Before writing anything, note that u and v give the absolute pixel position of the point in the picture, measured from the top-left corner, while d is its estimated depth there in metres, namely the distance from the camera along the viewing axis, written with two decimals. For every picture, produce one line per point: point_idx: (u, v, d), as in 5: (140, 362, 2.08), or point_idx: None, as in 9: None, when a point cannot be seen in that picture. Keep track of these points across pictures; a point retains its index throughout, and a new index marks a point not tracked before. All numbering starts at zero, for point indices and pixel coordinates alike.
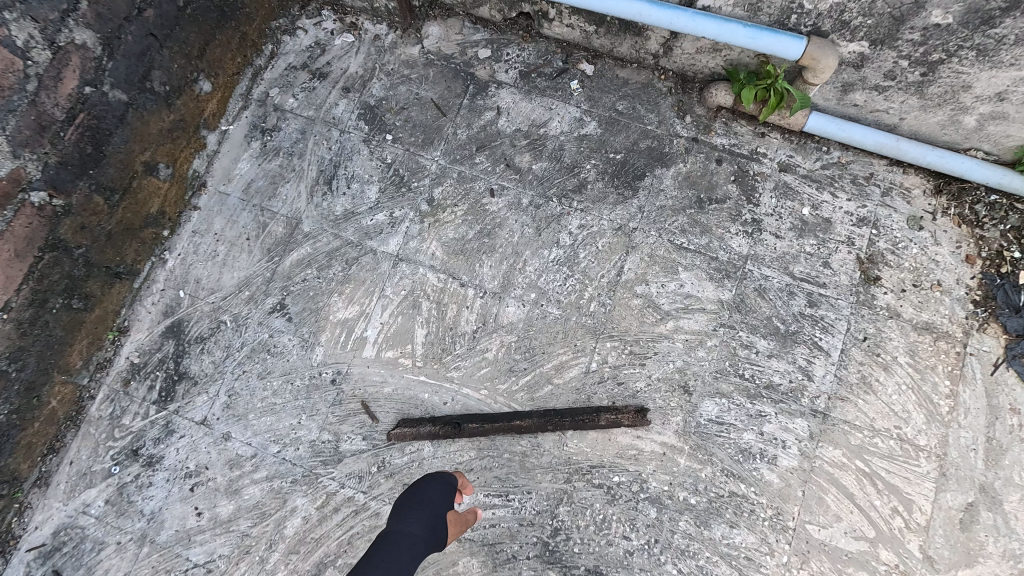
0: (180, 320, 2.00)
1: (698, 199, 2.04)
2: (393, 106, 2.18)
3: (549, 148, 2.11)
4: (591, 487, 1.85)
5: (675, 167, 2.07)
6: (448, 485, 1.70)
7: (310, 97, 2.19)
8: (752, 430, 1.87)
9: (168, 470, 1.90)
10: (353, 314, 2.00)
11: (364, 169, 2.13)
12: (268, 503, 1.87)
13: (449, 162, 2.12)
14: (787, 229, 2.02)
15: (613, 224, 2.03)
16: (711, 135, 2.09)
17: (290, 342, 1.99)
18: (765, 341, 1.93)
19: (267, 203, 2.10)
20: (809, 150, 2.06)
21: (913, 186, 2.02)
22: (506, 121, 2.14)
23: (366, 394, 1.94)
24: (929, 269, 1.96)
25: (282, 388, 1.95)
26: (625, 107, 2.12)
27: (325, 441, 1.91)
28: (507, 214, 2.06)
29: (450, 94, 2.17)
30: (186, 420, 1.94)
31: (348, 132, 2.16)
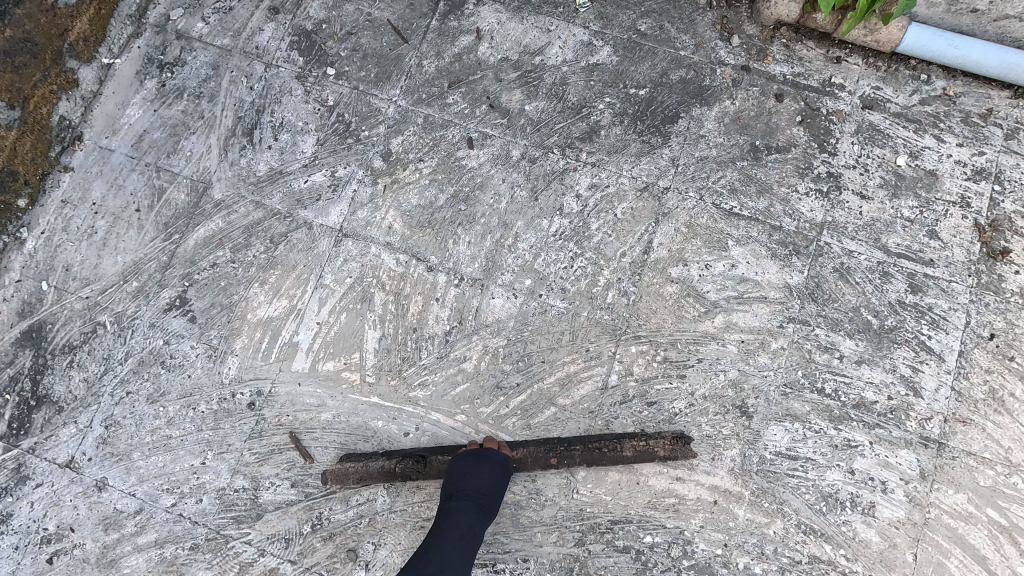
0: (40, 323, 1.45)
1: (752, 148, 1.49)
2: (336, 31, 1.60)
3: (548, 83, 1.55)
4: (612, 550, 1.33)
5: (721, 105, 1.51)
6: (506, 468, 1.29)
7: (223, 19, 1.61)
8: (838, 467, 1.33)
9: (20, 533, 1.36)
10: (279, 313, 1.45)
11: (297, 116, 1.56)
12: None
13: (412, 104, 1.56)
14: (876, 187, 1.46)
15: (637, 184, 1.48)
16: (770, 61, 1.53)
17: (193, 353, 1.43)
18: (852, 342, 1.38)
19: (164, 163, 1.54)
20: (905, 79, 1.50)
21: None
22: (489, 48, 1.57)
23: (297, 423, 1.40)
24: None
25: (181, 416, 1.40)
26: (650, 26, 1.55)
27: (240, 490, 1.37)
28: (491, 174, 1.50)
29: (413, 13, 1.60)
30: (46, 462, 1.39)
31: (274, 66, 1.59)
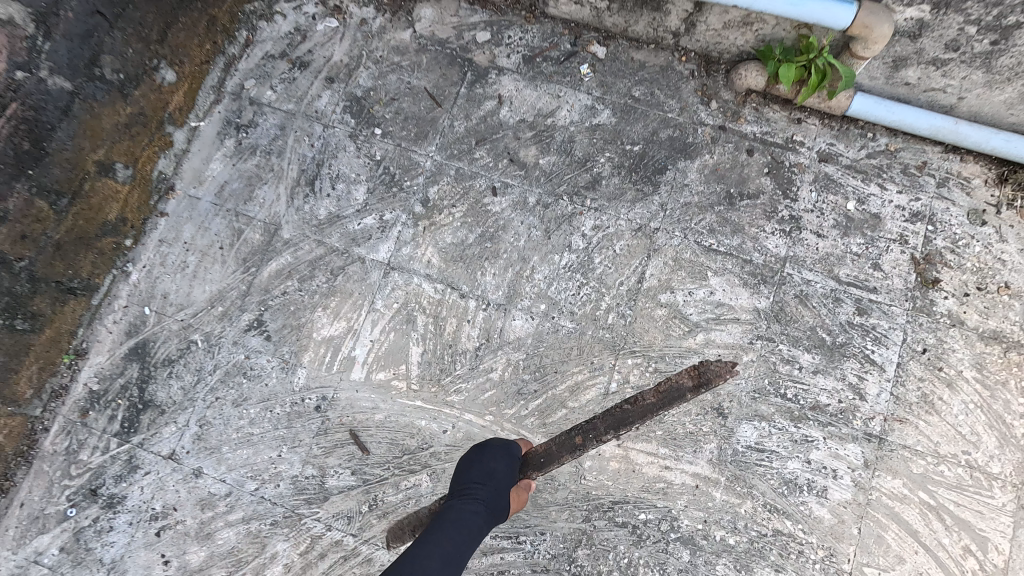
0: (145, 340, 1.78)
1: (727, 195, 1.80)
2: (382, 97, 1.93)
3: (558, 140, 1.87)
4: (614, 525, 1.63)
5: (702, 159, 1.83)
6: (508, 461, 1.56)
7: (289, 88, 1.95)
8: (797, 458, 1.63)
9: (132, 512, 1.67)
10: (339, 331, 1.77)
11: (350, 168, 1.89)
12: (245, 548, 1.64)
13: (446, 158, 1.88)
14: (830, 227, 1.77)
15: (632, 225, 1.79)
16: (741, 122, 1.84)
17: (269, 365, 1.75)
18: (811, 355, 1.69)
19: (242, 208, 1.87)
20: (853, 137, 1.82)
21: (973, 176, 1.77)
22: (509, 112, 1.90)
23: (355, 423, 1.71)
24: (994, 270, 1.72)
25: (260, 417, 1.71)
26: (642, 93, 1.88)
27: (309, 477, 1.67)
28: (512, 217, 1.82)
29: (445, 82, 1.93)
30: (151, 455, 1.70)
31: (331, 126, 1.92)
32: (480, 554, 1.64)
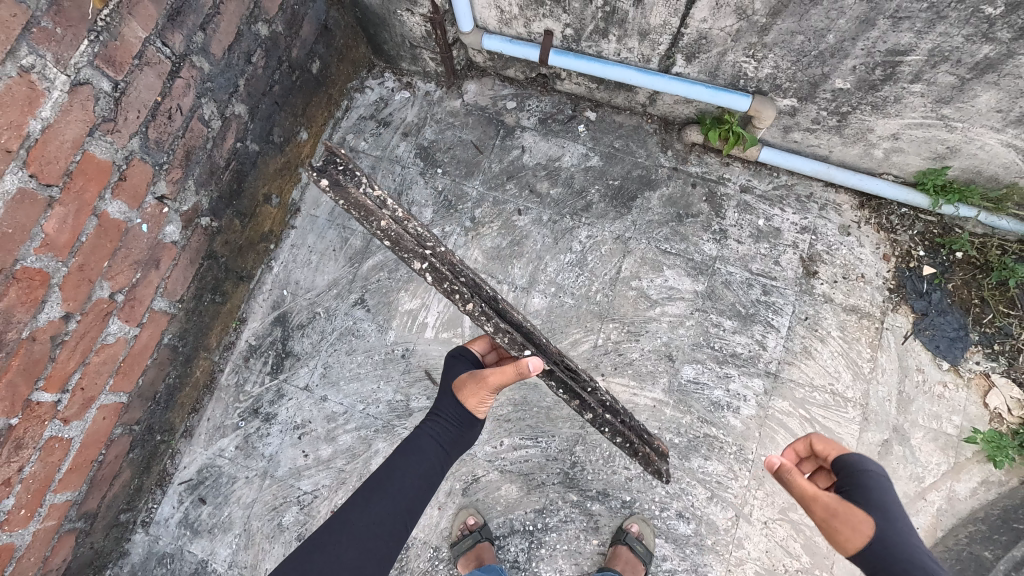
0: (285, 311, 2.62)
1: (678, 214, 2.66)
2: (442, 147, 2.80)
3: (563, 177, 2.73)
4: (600, 431, 2.45)
5: (661, 190, 2.68)
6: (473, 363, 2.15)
7: (378, 140, 2.82)
8: (720, 387, 2.48)
9: (282, 424, 2.52)
10: (416, 305, 2.61)
11: (421, 195, 2.75)
12: (357, 447, 2.48)
13: (486, 189, 2.74)
14: (747, 236, 2.63)
15: (613, 234, 2.65)
16: (688, 165, 2.70)
17: (369, 328, 2.60)
18: (731, 321, 2.54)
19: (348, 222, 2.73)
20: (763, 175, 2.68)
21: (843, 202, 2.63)
22: (529, 157, 2.76)
23: (428, 365, 2.54)
24: (855, 265, 2.57)
25: (365, 361, 2.56)
26: (621, 145, 2.74)
27: (398, 401, 2.51)
28: (532, 229, 2.68)
29: (486, 137, 2.80)
30: (293, 387, 2.55)
31: (407, 167, 2.79)
32: (512, 449, 2.45)
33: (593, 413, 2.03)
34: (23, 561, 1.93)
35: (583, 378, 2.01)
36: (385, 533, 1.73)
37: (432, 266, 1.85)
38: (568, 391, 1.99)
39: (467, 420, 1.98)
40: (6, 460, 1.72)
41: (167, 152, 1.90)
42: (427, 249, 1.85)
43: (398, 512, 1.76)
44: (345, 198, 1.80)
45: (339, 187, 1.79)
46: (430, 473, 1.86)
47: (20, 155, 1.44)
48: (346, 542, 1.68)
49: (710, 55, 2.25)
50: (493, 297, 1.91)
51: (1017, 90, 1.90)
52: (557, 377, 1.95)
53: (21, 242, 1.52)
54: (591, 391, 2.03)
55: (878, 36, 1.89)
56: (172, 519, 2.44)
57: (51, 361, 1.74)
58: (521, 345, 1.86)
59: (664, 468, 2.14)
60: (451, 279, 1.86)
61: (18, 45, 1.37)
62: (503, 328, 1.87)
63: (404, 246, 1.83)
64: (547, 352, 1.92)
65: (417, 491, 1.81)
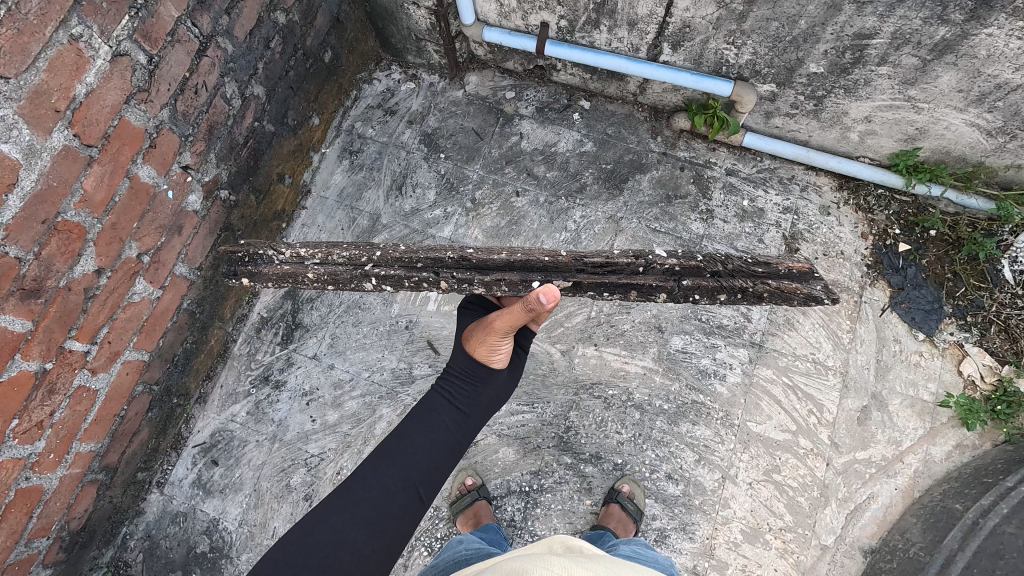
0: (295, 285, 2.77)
1: (667, 196, 2.81)
2: (444, 133, 2.97)
3: (559, 161, 2.89)
4: (593, 398, 2.59)
5: (651, 173, 2.84)
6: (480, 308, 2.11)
7: (384, 127, 3.00)
8: (707, 356, 2.61)
9: (290, 391, 2.65)
10: None
11: (424, 178, 2.92)
12: (362, 412, 2.60)
13: (486, 173, 2.91)
14: (732, 216, 2.78)
15: (606, 214, 2.81)
16: (677, 150, 2.86)
17: (375, 301, 2.73)
18: None
19: (355, 203, 2.89)
20: (748, 159, 2.84)
21: (823, 184, 2.78)
22: (527, 143, 2.93)
23: (430, 336, 2.67)
24: (835, 242, 2.72)
25: (370, 332, 2.69)
26: (613, 131, 2.91)
27: (401, 369, 2.64)
28: (529, 209, 2.84)
29: (486, 124, 2.97)
30: (301, 356, 2.68)
31: (412, 152, 2.96)
32: (510, 414, 2.58)
33: (665, 290, 1.93)
34: (50, 504, 2.09)
35: (624, 268, 1.93)
36: (389, 501, 1.74)
37: (382, 279, 1.98)
38: (613, 289, 1.92)
39: (480, 373, 1.94)
40: (41, 403, 1.87)
41: (192, 125, 2.09)
42: (366, 267, 2.01)
43: (404, 478, 1.77)
44: (268, 277, 2.09)
45: (258, 274, 2.09)
46: (441, 434, 1.86)
47: (67, 115, 1.62)
48: (350, 511, 1.72)
49: (694, 43, 2.42)
50: (461, 261, 1.97)
51: (974, 69, 2.08)
52: (589, 285, 1.92)
53: (64, 196, 1.69)
54: (645, 271, 1.95)
55: (845, 21, 2.07)
56: (185, 480, 2.57)
57: (83, 313, 1.89)
58: (524, 284, 1.87)
59: (815, 291, 1.87)
60: (406, 275, 1.96)
61: (70, 16, 1.55)
62: (491, 278, 1.91)
63: (343, 280, 2.02)
64: (560, 269, 1.92)
65: (427, 454, 1.82)
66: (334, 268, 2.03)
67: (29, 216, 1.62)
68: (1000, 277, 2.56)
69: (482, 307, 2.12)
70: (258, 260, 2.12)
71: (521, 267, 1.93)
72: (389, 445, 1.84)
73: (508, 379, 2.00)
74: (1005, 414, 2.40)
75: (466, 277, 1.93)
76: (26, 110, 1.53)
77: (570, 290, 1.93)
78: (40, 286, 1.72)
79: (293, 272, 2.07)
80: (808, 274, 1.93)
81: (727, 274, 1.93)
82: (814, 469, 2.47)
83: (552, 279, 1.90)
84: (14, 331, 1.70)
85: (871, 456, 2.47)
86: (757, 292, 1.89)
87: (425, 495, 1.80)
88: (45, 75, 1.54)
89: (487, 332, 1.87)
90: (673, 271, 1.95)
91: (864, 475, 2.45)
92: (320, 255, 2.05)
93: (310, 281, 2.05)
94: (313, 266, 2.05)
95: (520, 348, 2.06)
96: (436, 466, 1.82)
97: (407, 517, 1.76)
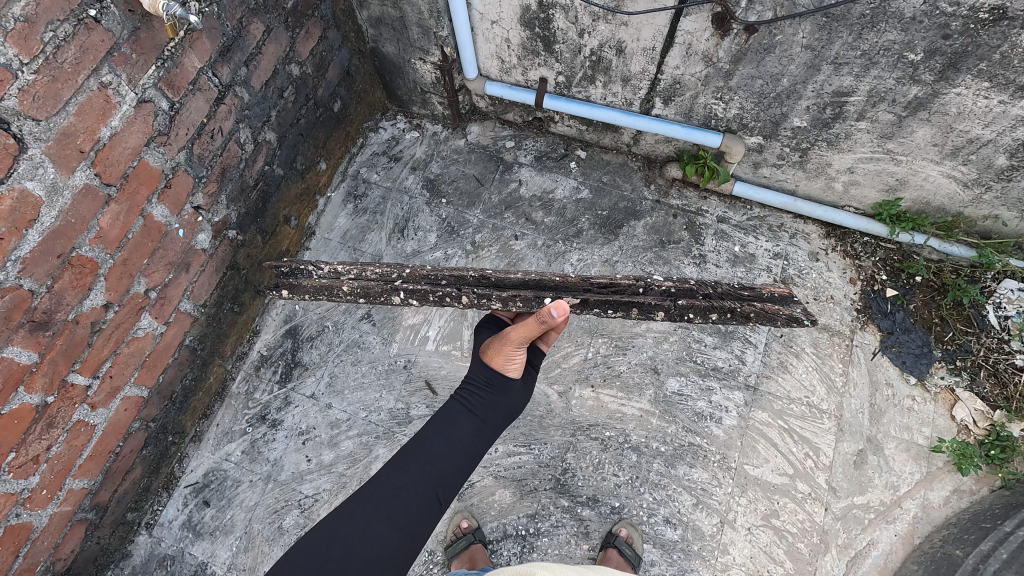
0: (296, 324, 2.79)
1: (661, 241, 2.89)
2: (446, 179, 3.08)
3: (556, 207, 2.99)
4: (590, 439, 2.59)
5: (645, 220, 2.94)
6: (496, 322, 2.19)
7: (389, 173, 3.11)
8: (703, 399, 2.63)
9: (287, 430, 2.63)
10: (418, 320, 2.78)
11: (426, 222, 3.00)
12: (358, 452, 2.58)
13: (486, 217, 2.99)
14: (724, 261, 2.86)
15: (602, 258, 2.88)
16: (670, 198, 2.98)
17: (374, 340, 2.76)
18: (712, 337, 2.73)
19: (358, 245, 2.96)
20: (738, 208, 2.95)
21: (811, 231, 2.89)
22: (526, 189, 3.04)
23: (428, 375, 2.68)
24: (825, 287, 2.78)
25: (369, 372, 2.70)
26: (608, 180, 3.03)
27: (398, 409, 2.64)
28: (527, 252, 2.91)
29: (487, 171, 3.09)
30: (299, 395, 2.68)
31: (415, 197, 3.05)
32: (506, 455, 2.58)
33: (662, 309, 1.97)
34: (37, 543, 2.07)
35: (627, 288, 2.02)
36: (411, 504, 1.79)
37: (409, 292, 2.04)
38: (617, 307, 1.99)
39: (497, 381, 2.00)
40: (39, 436, 1.88)
41: (206, 167, 2.19)
42: (396, 282, 2.08)
43: (424, 480, 1.82)
44: (305, 291, 2.15)
45: (296, 287, 2.16)
46: (461, 439, 1.90)
47: (90, 155, 1.71)
48: (373, 510, 1.77)
49: (684, 98, 2.57)
50: (482, 279, 2.05)
51: (947, 125, 2.21)
52: (595, 303, 1.99)
53: (80, 232, 1.76)
54: (645, 292, 2.03)
55: (824, 80, 2.22)
56: (175, 521, 2.52)
57: (88, 346, 1.92)
58: (538, 300, 1.96)
59: (796, 312, 1.97)
60: (431, 290, 2.03)
61: (102, 65, 1.66)
62: (508, 294, 1.99)
63: (375, 294, 2.08)
64: (569, 287, 2.02)
65: (447, 457, 1.86)
66: (367, 282, 2.11)
67: (45, 250, 1.68)
68: (986, 322, 2.63)
69: (498, 324, 2.19)
70: (297, 274, 2.19)
71: (535, 285, 2.02)
72: (410, 450, 1.89)
73: (523, 390, 2.06)
74: (999, 459, 2.41)
75: (486, 292, 1.99)
76: (54, 149, 1.61)
77: (577, 307, 2.01)
78: (50, 318, 1.76)
79: (328, 286, 2.13)
80: (789, 297, 2.04)
81: (717, 296, 2.01)
82: (813, 515, 2.45)
83: (562, 295, 1.98)
84: (20, 363, 1.72)
85: (869, 501, 2.45)
86: (744, 312, 1.97)
87: (444, 499, 1.84)
88: (74, 117, 1.63)
89: (504, 344, 1.97)
90: (670, 292, 2.02)
91: (863, 520, 2.43)
92: (354, 271, 2.14)
93: (344, 294, 2.12)
94: (347, 280, 2.12)
95: (533, 365, 2.13)
96: (455, 471, 1.86)
97: (426, 519, 1.81)
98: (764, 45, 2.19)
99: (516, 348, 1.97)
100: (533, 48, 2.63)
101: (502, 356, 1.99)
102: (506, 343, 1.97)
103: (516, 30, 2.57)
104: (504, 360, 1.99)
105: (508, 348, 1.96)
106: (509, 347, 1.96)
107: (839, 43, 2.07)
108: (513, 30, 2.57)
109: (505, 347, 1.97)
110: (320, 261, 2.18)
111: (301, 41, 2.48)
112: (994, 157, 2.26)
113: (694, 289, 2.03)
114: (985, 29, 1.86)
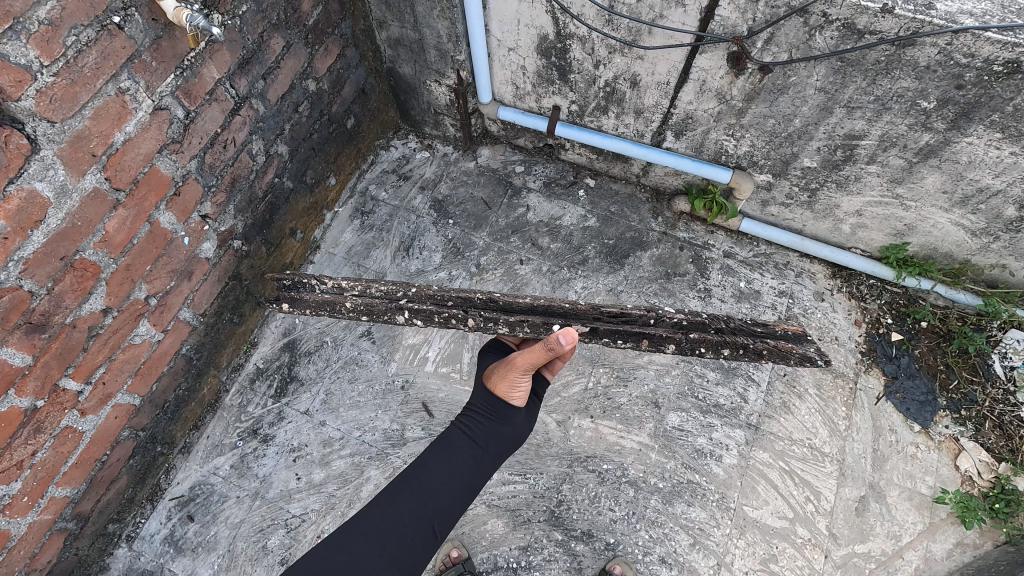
0: (295, 338, 2.76)
1: (667, 273, 2.88)
2: (454, 201, 3.08)
3: (563, 234, 2.98)
4: (587, 471, 2.54)
5: (652, 251, 2.93)
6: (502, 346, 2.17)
7: (397, 191, 3.11)
8: (704, 436, 2.58)
9: (278, 446, 2.57)
10: (419, 340, 2.75)
11: (431, 242, 2.98)
12: (350, 472, 2.52)
13: (493, 240, 2.98)
14: (729, 296, 2.84)
15: (606, 287, 2.85)
16: (677, 230, 2.98)
17: (373, 358, 2.72)
18: (713, 372, 2.70)
19: (362, 261, 2.94)
20: (745, 244, 2.95)
21: (817, 271, 2.88)
22: (533, 215, 3.03)
23: (424, 398, 2.64)
24: (829, 327, 2.76)
25: (365, 391, 2.66)
26: (616, 209, 3.03)
27: (393, 430, 2.59)
28: (532, 277, 2.89)
29: (495, 194, 3.09)
30: (293, 411, 2.63)
31: (422, 217, 3.05)
32: (501, 484, 2.52)
33: (674, 341, 1.95)
34: (14, 552, 2.01)
35: (637, 319, 2.00)
36: (403, 538, 1.75)
37: (414, 311, 2.02)
38: (627, 337, 1.95)
39: (500, 410, 1.96)
40: (25, 442, 1.84)
41: (217, 177, 2.19)
42: (399, 301, 2.05)
43: (419, 512, 1.78)
44: (307, 305, 2.11)
45: (298, 301, 2.13)
46: (460, 470, 1.86)
47: (102, 159, 1.70)
48: (363, 540, 1.74)
49: (696, 132, 2.58)
50: (489, 302, 2.04)
51: (957, 173, 2.22)
52: (605, 332, 1.96)
53: (85, 235, 1.74)
54: (656, 323, 2.01)
55: (836, 122, 2.24)
56: (157, 535, 2.44)
57: (83, 351, 1.89)
58: (546, 326, 1.95)
59: (809, 351, 1.94)
60: (437, 310, 2.01)
61: (121, 71, 1.66)
62: (516, 318, 1.96)
63: (378, 311, 2.03)
64: (579, 316, 1.99)
65: (444, 489, 1.82)
66: (371, 300, 2.07)
67: (49, 251, 1.66)
68: (991, 371, 2.61)
69: (502, 349, 2.17)
70: (299, 288, 2.17)
71: (544, 311, 2.01)
72: (407, 477, 1.86)
73: (526, 420, 2.03)
74: (1004, 513, 2.36)
75: (492, 316, 1.97)
76: (67, 152, 1.61)
77: (587, 336, 1.97)
78: (47, 321, 1.74)
79: (331, 302, 2.09)
80: (802, 336, 2.03)
81: (730, 331, 2.00)
82: (812, 561, 2.39)
83: (571, 323, 1.96)
84: (12, 365, 1.69)
85: (871, 550, 2.39)
86: (758, 348, 1.93)
87: (439, 532, 1.81)
88: (90, 121, 1.63)
89: (507, 371, 1.94)
90: (681, 325, 2.00)
91: (863, 569, 2.37)
92: (359, 287, 2.12)
93: (346, 311, 2.06)
94: (351, 296, 2.09)
95: (535, 394, 2.10)
96: (453, 503, 1.82)
97: (418, 554, 1.77)
98: (778, 86, 2.21)
99: (518, 376, 1.94)
100: (548, 76, 2.66)
101: (504, 384, 1.96)
102: (509, 370, 1.94)
103: (532, 59, 2.61)
104: (506, 387, 1.96)
105: (511, 376, 1.94)
106: (511, 375, 1.94)
107: (853, 87, 2.09)
108: (529, 57, 2.61)
109: (506, 375, 1.94)
110: (323, 276, 2.16)
111: (320, 58, 2.51)
112: (1002, 208, 2.27)
113: (705, 323, 2.01)
114: (999, 82, 1.88)
